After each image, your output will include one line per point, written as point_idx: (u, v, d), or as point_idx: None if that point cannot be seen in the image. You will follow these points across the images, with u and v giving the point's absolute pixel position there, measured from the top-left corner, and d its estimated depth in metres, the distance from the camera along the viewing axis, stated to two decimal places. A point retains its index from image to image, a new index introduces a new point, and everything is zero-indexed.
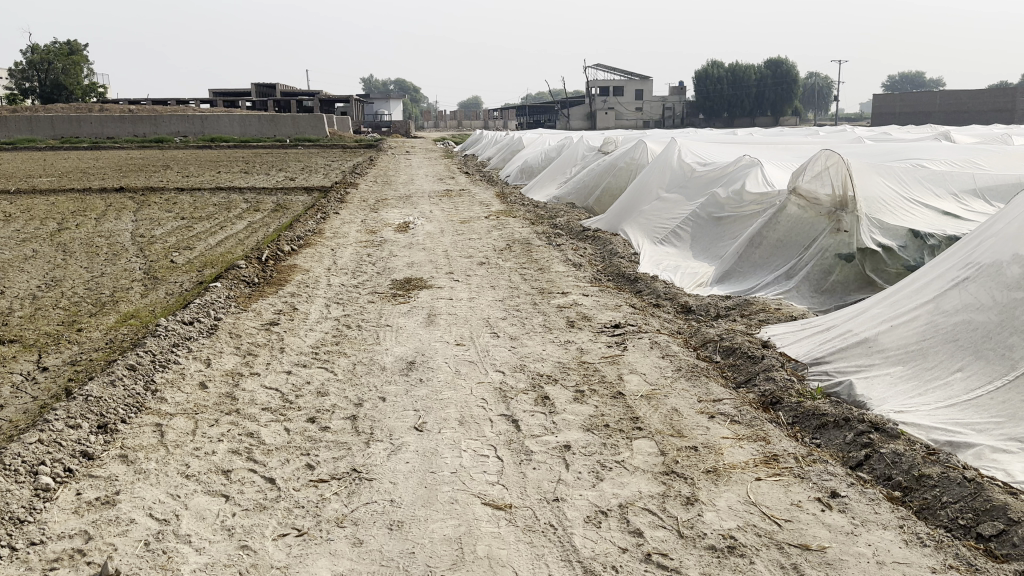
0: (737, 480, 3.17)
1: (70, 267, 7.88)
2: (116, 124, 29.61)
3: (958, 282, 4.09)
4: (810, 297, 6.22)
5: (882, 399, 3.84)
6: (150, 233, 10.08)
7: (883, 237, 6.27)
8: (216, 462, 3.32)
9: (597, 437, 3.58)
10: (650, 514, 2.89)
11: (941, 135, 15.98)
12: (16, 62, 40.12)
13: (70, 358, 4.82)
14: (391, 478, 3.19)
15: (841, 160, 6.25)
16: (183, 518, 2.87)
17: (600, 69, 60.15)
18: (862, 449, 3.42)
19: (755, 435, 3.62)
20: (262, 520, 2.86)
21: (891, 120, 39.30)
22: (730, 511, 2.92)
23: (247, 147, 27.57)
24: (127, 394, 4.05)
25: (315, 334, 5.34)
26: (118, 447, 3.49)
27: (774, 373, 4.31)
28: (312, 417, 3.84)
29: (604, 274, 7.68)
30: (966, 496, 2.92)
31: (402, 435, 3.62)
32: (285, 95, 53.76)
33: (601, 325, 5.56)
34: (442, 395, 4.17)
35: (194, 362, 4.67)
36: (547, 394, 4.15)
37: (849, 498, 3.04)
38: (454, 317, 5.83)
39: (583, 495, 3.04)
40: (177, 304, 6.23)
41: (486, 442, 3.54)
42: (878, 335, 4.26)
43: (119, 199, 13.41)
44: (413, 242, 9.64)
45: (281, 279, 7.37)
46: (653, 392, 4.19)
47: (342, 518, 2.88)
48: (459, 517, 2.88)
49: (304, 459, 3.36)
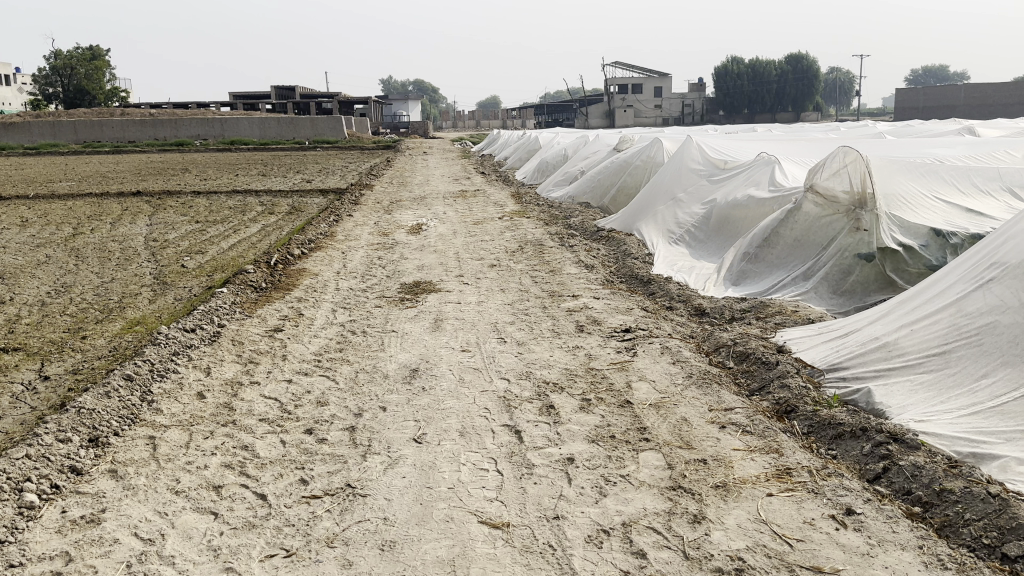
0: (748, 496, 3.00)
1: (81, 273, 7.89)
2: (137, 127, 29.93)
3: (982, 284, 3.91)
4: (828, 298, 6.03)
5: (901, 407, 3.66)
6: (162, 238, 10.10)
7: (903, 236, 6.03)
8: (208, 477, 3.25)
9: (602, 450, 3.44)
10: (654, 534, 2.75)
11: (968, 129, 15.58)
12: (41, 68, 40.80)
13: (72, 366, 4.78)
14: (386, 494, 3.08)
15: (861, 156, 6.12)
16: (169, 539, 2.80)
17: (619, 68, 59.82)
18: (880, 461, 3.25)
19: (767, 447, 3.46)
20: (250, 540, 2.78)
21: (914, 116, 38.61)
22: (738, 530, 2.76)
23: (265, 149, 27.66)
24: (122, 405, 3.99)
25: (320, 340, 5.26)
26: (108, 461, 3.44)
27: (788, 381, 4.14)
28: (310, 429, 3.74)
29: (616, 276, 7.52)
30: (991, 514, 2.74)
31: (400, 447, 3.51)
32: (304, 96, 54.09)
33: (611, 330, 5.41)
34: (443, 404, 4.05)
35: (193, 371, 4.60)
36: (551, 403, 4.02)
37: (865, 515, 2.86)
38: (461, 322, 5.71)
39: (585, 512, 2.90)
40: (183, 310, 6.19)
41: (486, 455, 3.41)
42: (899, 340, 4.07)
43: (136, 203, 13.50)
44: (424, 244, 9.57)
45: (289, 283, 7.29)
46: (662, 400, 4.03)
47: (332, 537, 2.78)
48: (453, 537, 2.76)
49: (297, 474, 3.27)
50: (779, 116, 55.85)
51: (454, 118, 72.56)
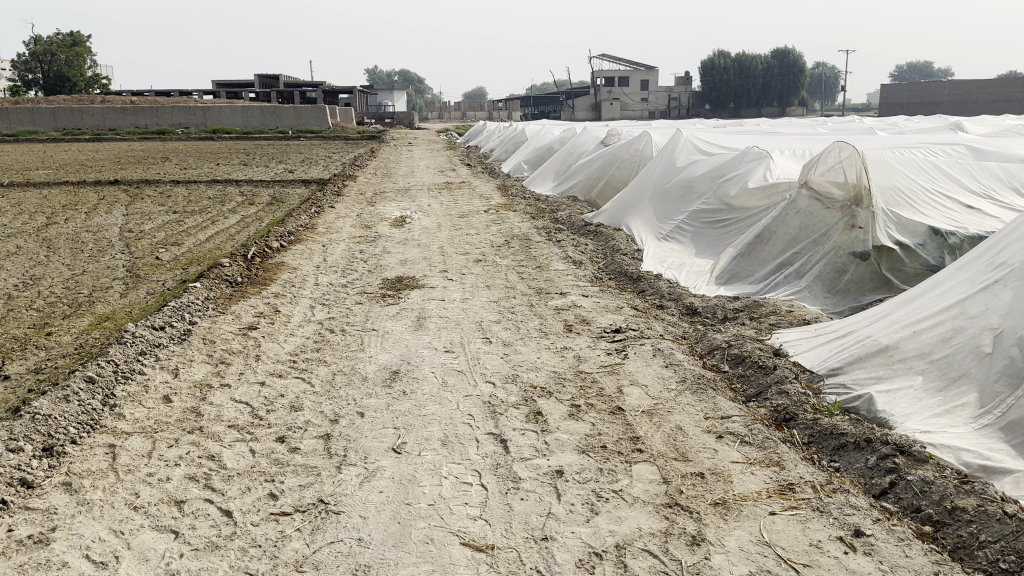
0: (749, 515, 2.82)
1: (51, 265, 7.56)
2: (117, 114, 29.28)
3: (985, 285, 3.72)
4: (823, 297, 5.85)
5: (905, 415, 3.49)
6: (138, 228, 9.77)
7: (900, 233, 5.90)
8: (169, 491, 3.02)
9: (593, 462, 3.24)
10: (650, 558, 2.56)
11: (954, 126, 15.56)
12: (19, 54, 39.90)
13: (33, 365, 4.51)
14: (361, 512, 2.85)
15: (856, 152, 5.95)
16: (123, 562, 2.57)
17: (605, 61, 59.33)
18: (886, 475, 3.08)
19: (767, 460, 3.27)
20: (212, 563, 2.56)
21: (899, 112, 38.42)
22: (741, 554, 2.58)
23: (248, 138, 27.19)
24: (81, 410, 3.73)
25: (296, 339, 5.01)
26: (62, 473, 3.19)
27: (787, 387, 3.96)
28: (281, 437, 3.51)
29: (605, 272, 7.33)
30: (1008, 536, 2.57)
31: (377, 458, 3.29)
32: (289, 86, 53.34)
33: (601, 330, 5.21)
34: (425, 409, 3.83)
35: (160, 372, 4.34)
36: (539, 410, 3.81)
37: (875, 538, 2.69)
38: (444, 321, 5.49)
39: (576, 533, 2.70)
40: (155, 305, 5.92)
41: (469, 467, 3.20)
42: (901, 343, 3.88)
43: (112, 193, 13.09)
44: (407, 237, 9.31)
45: (267, 278, 7.02)
46: (656, 407, 3.84)
47: (301, 561, 2.56)
48: (433, 561, 2.55)
49: (266, 488, 3.04)
50: (764, 110, 56.16)
51: (440, 110, 71.86)
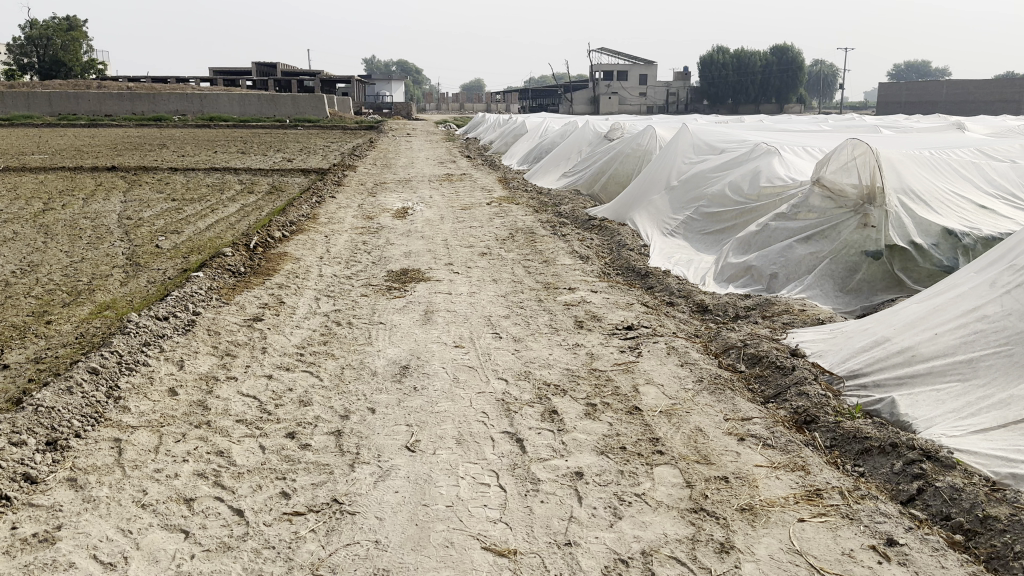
0: (777, 522, 2.74)
1: (49, 251, 7.44)
2: (114, 101, 28.98)
3: (1007, 290, 3.64)
4: (834, 296, 5.77)
5: (929, 420, 3.40)
6: (137, 216, 9.62)
7: (913, 231, 5.80)
8: (178, 489, 2.93)
9: (612, 463, 3.16)
10: (679, 565, 2.48)
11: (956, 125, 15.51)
12: (15, 38, 39.46)
13: (33, 355, 4.40)
14: (377, 513, 2.77)
15: (870, 150, 5.87)
16: (132, 562, 2.48)
17: (605, 54, 59.13)
18: (913, 481, 3.01)
19: (792, 464, 3.20)
20: (224, 566, 2.47)
21: (899, 109, 38.39)
22: (771, 562, 2.50)
23: (245, 127, 26.96)
24: (85, 403, 3.63)
25: (302, 332, 4.91)
26: (67, 468, 3.10)
27: (806, 389, 3.89)
28: (291, 433, 3.42)
29: (612, 267, 7.24)
30: None
31: (391, 456, 3.20)
32: (286, 74, 52.95)
33: (612, 327, 5.12)
34: (437, 407, 3.73)
35: (165, 364, 4.24)
36: (555, 408, 3.72)
37: (909, 547, 2.62)
38: (451, 315, 5.38)
39: (600, 539, 2.62)
40: (156, 295, 5.80)
41: (486, 467, 3.12)
42: (921, 346, 3.80)
43: (109, 179, 12.92)
44: (410, 229, 9.19)
45: (269, 268, 6.90)
46: (673, 407, 3.76)
47: (317, 564, 2.47)
48: (454, 565, 2.47)
49: (278, 486, 2.95)
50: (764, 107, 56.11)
51: (438, 101, 71.50)
